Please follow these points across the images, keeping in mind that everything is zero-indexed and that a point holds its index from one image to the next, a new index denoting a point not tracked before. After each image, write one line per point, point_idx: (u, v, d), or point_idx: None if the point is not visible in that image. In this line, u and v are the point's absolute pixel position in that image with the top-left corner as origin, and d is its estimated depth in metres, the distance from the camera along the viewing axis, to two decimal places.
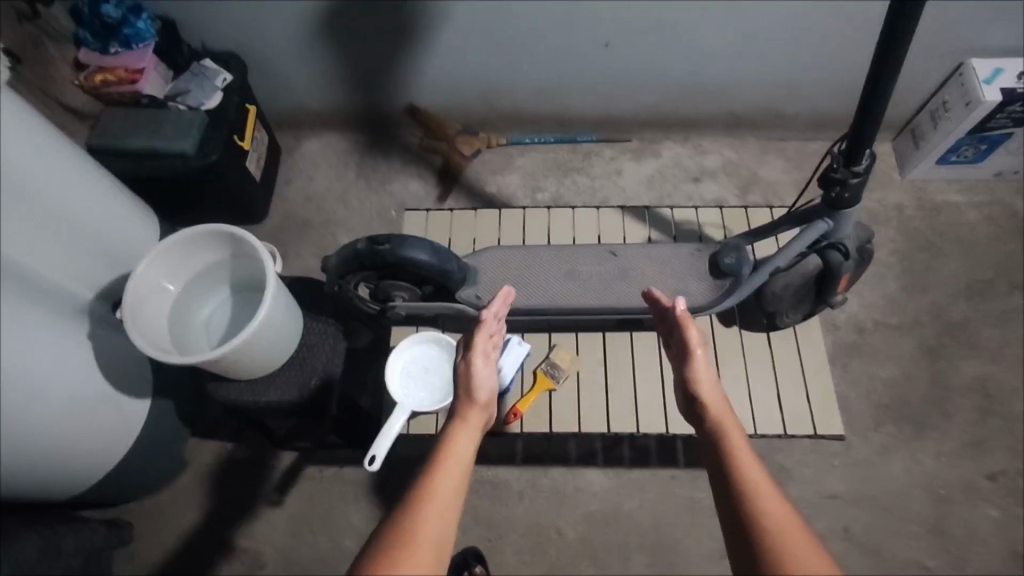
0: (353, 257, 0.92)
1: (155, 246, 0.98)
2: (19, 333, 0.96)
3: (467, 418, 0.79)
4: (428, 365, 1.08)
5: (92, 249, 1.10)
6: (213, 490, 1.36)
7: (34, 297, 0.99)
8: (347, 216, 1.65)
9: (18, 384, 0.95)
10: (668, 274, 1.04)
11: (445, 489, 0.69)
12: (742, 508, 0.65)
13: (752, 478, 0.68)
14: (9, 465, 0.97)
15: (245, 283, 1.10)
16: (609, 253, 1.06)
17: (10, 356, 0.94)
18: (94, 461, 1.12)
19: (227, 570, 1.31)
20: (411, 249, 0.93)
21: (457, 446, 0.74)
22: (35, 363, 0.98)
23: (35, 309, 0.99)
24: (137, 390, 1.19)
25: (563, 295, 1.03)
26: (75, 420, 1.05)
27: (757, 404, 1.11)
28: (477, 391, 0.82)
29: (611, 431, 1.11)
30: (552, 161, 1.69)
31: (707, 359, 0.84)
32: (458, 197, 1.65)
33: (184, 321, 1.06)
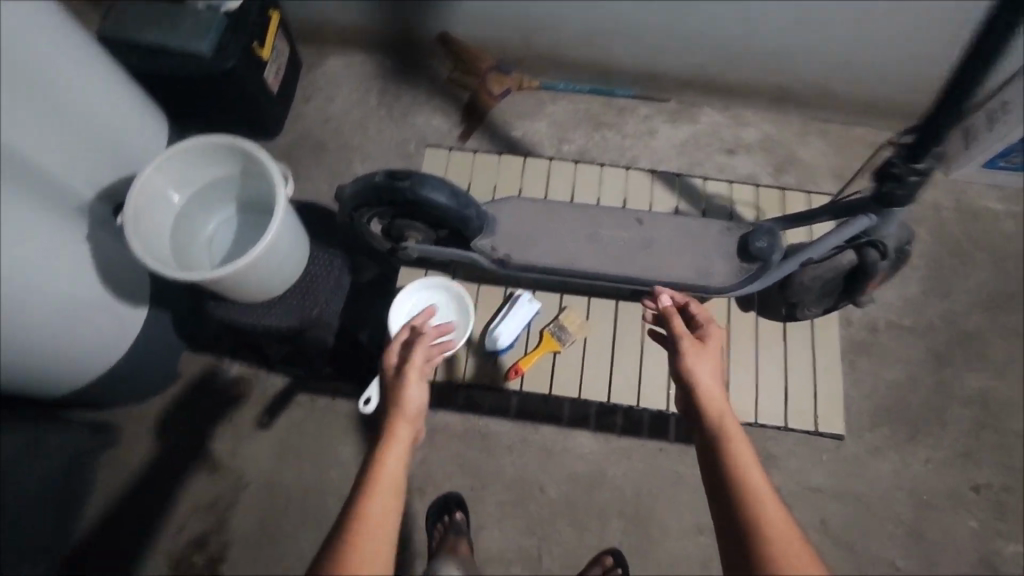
0: (370, 189, 0.87)
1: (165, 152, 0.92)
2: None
3: (394, 440, 0.76)
4: (435, 311, 1.06)
5: (101, 148, 1.07)
6: (204, 404, 1.36)
7: (15, 179, 0.92)
8: (366, 143, 1.60)
9: (18, 284, 0.93)
10: (696, 251, 0.96)
11: (378, 520, 0.68)
12: (741, 506, 0.65)
13: (752, 476, 0.67)
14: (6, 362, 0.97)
15: (254, 203, 1.05)
16: (636, 220, 0.99)
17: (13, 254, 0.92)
18: (84, 365, 1.10)
19: (211, 483, 1.32)
20: (429, 189, 0.87)
21: (388, 472, 0.72)
22: (36, 263, 0.96)
23: (18, 192, 0.93)
24: (134, 297, 1.17)
25: (581, 258, 0.95)
26: (73, 322, 1.04)
27: (762, 394, 1.09)
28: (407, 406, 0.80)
29: (610, 402, 1.10)
30: (584, 113, 1.62)
31: (707, 353, 0.81)
32: (481, 138, 1.60)
33: (189, 234, 1.02)
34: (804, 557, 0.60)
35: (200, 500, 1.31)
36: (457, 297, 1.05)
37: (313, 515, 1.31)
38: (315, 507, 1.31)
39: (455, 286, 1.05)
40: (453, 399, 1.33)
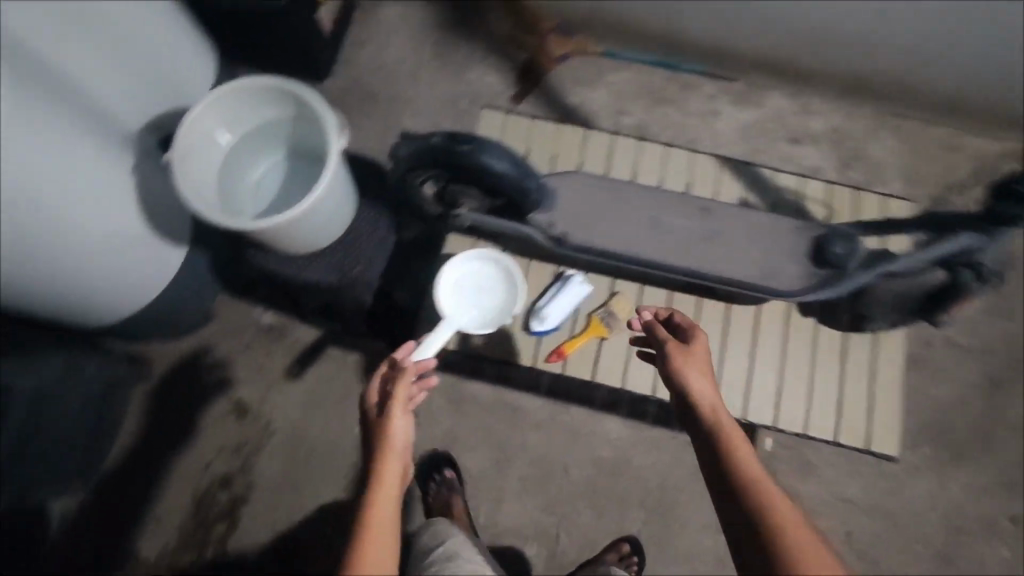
0: (427, 150, 0.82)
1: (218, 89, 0.88)
2: (40, 136, 0.87)
3: (385, 477, 0.78)
4: (482, 285, 1.02)
5: (147, 82, 1.08)
6: (236, 349, 1.36)
7: (63, 104, 0.91)
8: (415, 96, 1.54)
9: (63, 214, 0.92)
10: (763, 249, 0.90)
11: (376, 566, 0.70)
12: (749, 508, 0.65)
13: (761, 481, 0.67)
14: (46, 291, 0.97)
15: (304, 150, 1.01)
16: (703, 209, 0.93)
17: (59, 185, 0.91)
18: (121, 299, 1.10)
19: (237, 426, 1.33)
20: (490, 155, 0.81)
21: (381, 513, 0.75)
22: (81, 195, 0.94)
23: (67, 118, 0.91)
24: (174, 236, 1.15)
25: (640, 245, 0.90)
26: (114, 256, 1.03)
27: (814, 405, 1.10)
28: (393, 441, 0.82)
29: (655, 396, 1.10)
30: (645, 85, 1.54)
31: (698, 366, 0.81)
32: (536, 102, 1.53)
33: (237, 176, 0.98)
34: (820, 551, 0.60)
35: (227, 442, 1.32)
36: (508, 273, 1.02)
37: (336, 469, 1.31)
38: (338, 462, 1.31)
39: (507, 262, 1.01)
40: (484, 370, 1.30)
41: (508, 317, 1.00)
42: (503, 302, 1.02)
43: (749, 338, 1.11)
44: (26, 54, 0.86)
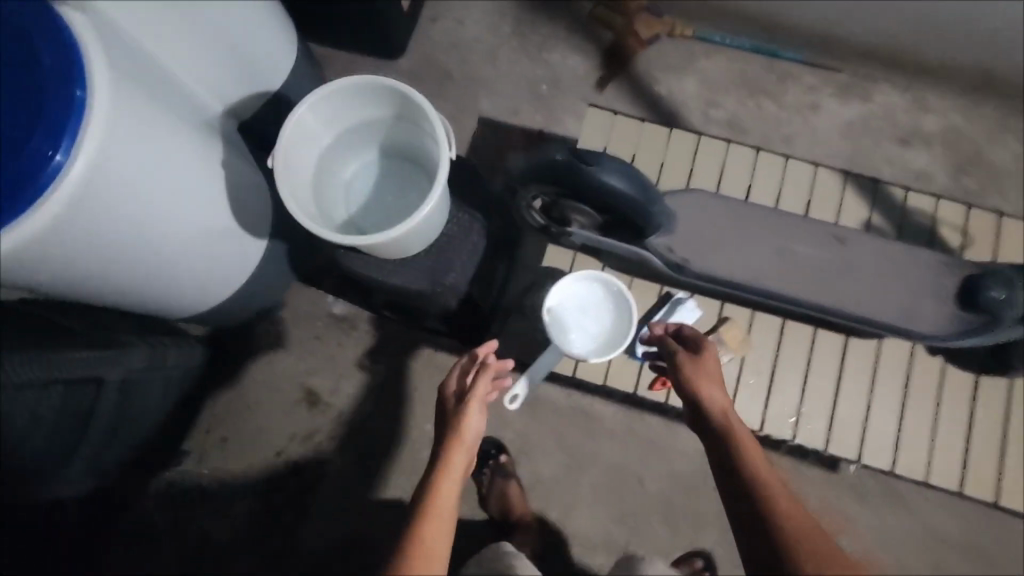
0: (548, 169, 0.76)
1: (325, 88, 0.83)
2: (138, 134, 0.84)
3: (452, 460, 0.89)
4: (586, 306, 1.06)
5: (234, 64, 1.05)
6: (308, 338, 1.35)
7: (160, 100, 0.89)
8: (492, 78, 1.46)
9: (160, 213, 0.90)
10: (892, 284, 0.98)
11: (437, 531, 0.80)
12: (758, 501, 0.72)
13: (767, 478, 0.75)
14: (141, 286, 0.96)
15: (400, 150, 0.97)
16: (837, 239, 1.00)
17: (156, 183, 0.88)
18: (208, 292, 1.09)
19: (307, 416, 1.32)
20: (610, 174, 0.75)
21: (444, 486, 0.86)
22: (176, 193, 0.92)
23: (160, 112, 0.88)
24: (257, 229, 1.12)
25: (779, 276, 0.97)
26: (204, 253, 1.01)
27: (937, 452, 1.15)
28: (465, 432, 0.93)
29: (765, 431, 1.16)
30: (740, 72, 1.43)
31: (711, 376, 0.90)
32: (621, 88, 1.44)
33: (330, 177, 0.95)
34: (817, 532, 0.68)
35: (299, 431, 1.32)
36: (615, 296, 1.05)
37: (406, 465, 1.30)
38: (408, 458, 1.30)
39: (619, 286, 1.04)
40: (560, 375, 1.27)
41: (615, 343, 1.04)
42: (608, 325, 1.06)
43: (862, 381, 1.17)
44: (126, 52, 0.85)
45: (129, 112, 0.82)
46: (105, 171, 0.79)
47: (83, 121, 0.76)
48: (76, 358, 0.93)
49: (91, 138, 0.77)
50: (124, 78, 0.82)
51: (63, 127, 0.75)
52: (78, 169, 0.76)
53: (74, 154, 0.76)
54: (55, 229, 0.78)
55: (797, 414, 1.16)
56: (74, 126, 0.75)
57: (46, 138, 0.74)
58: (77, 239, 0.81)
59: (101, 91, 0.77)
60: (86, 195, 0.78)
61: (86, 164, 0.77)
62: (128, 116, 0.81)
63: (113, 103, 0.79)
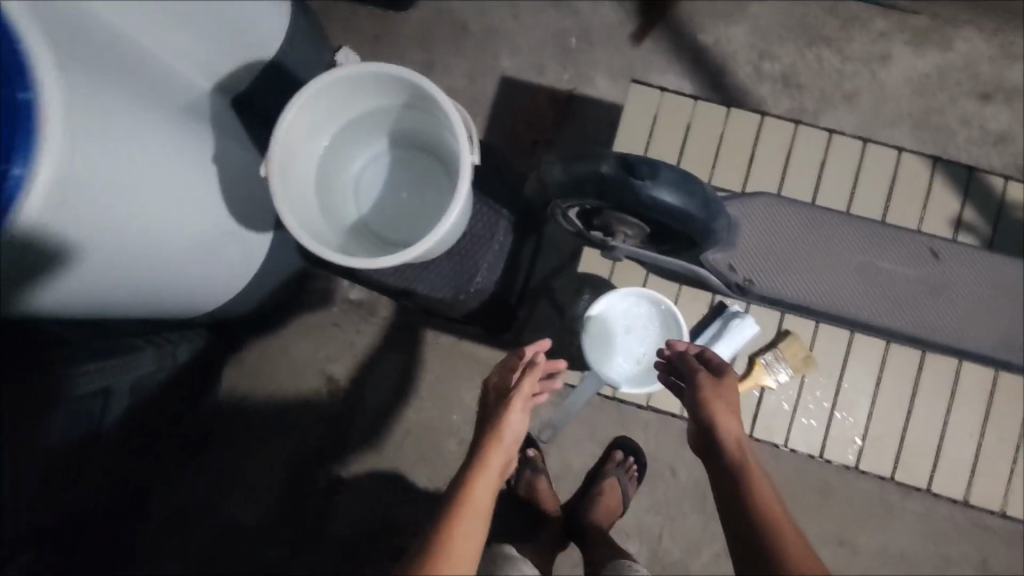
0: (595, 181, 0.65)
1: (318, 78, 0.71)
2: (110, 136, 0.71)
3: (490, 462, 0.77)
4: (631, 324, 1.03)
5: (217, 37, 0.91)
6: (323, 324, 1.27)
7: (126, 87, 0.76)
8: (514, 30, 1.29)
9: (145, 225, 0.78)
10: (984, 310, 1.01)
11: (462, 550, 0.68)
12: (782, 561, 0.61)
13: (794, 544, 0.63)
14: (127, 305, 0.84)
15: (413, 140, 0.85)
16: (931, 254, 1.03)
17: (137, 191, 0.75)
18: (201, 299, 0.97)
19: (325, 406, 1.27)
20: (660, 189, 0.64)
21: (477, 494, 0.74)
22: (160, 199, 0.79)
23: (128, 102, 0.75)
24: (256, 222, 1.02)
25: (870, 299, 1.01)
26: (196, 261, 0.89)
27: (1011, 473, 1.08)
28: (506, 430, 0.79)
29: (824, 458, 1.08)
30: (797, 18, 1.25)
31: (731, 405, 0.77)
32: (659, 40, 1.27)
33: (336, 176, 0.84)
34: None
35: (318, 420, 1.27)
36: (665, 315, 1.01)
37: (428, 456, 1.25)
38: (430, 448, 1.25)
39: (668, 306, 1.00)
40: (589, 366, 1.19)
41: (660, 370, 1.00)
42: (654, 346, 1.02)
43: (938, 403, 1.07)
44: (72, 31, 0.70)
45: (87, 105, 0.68)
46: (74, 184, 0.66)
47: (36, 123, 0.61)
48: (77, 376, 0.87)
49: (49, 143, 0.62)
50: (73, 64, 0.67)
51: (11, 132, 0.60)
52: (41, 182, 0.62)
53: (31, 163, 0.61)
54: (26, 252, 0.65)
55: (863, 435, 1.08)
56: (24, 131, 0.61)
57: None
58: (50, 262, 0.68)
59: (52, 83, 0.63)
60: (56, 212, 0.65)
61: (49, 175, 0.63)
62: (89, 112, 0.68)
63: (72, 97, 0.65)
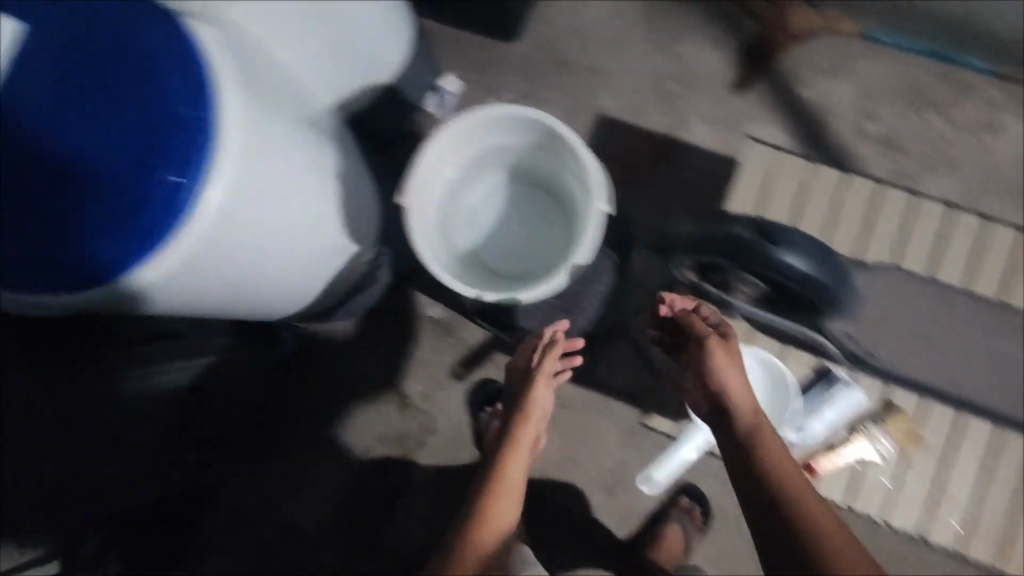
0: (729, 245, 0.66)
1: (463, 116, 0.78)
2: (276, 156, 0.75)
3: (521, 434, 0.98)
4: None
5: (350, 61, 0.95)
6: (399, 340, 1.29)
7: (287, 110, 0.80)
8: (616, 69, 1.31)
9: (286, 238, 0.81)
10: None
11: (508, 488, 0.95)
12: (788, 504, 0.73)
13: (799, 488, 0.74)
14: (250, 306, 0.88)
15: (530, 176, 0.89)
16: None
17: (286, 207, 0.79)
18: (303, 302, 1.01)
19: (395, 420, 1.28)
20: (789, 256, 0.66)
21: (510, 475, 0.96)
22: (301, 214, 0.83)
23: (290, 125, 0.79)
24: (361, 238, 1.04)
25: (971, 373, 1.11)
26: (311, 270, 0.92)
27: None
28: (531, 409, 0.98)
29: (915, 530, 1.11)
30: (905, 80, 1.25)
31: (734, 364, 0.88)
32: (762, 91, 1.28)
33: (454, 204, 0.88)
34: (841, 529, 0.70)
35: (388, 434, 1.28)
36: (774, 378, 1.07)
37: None
38: None
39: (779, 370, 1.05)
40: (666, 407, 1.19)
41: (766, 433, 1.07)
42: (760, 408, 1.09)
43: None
44: (247, 52, 0.74)
45: (259, 124, 0.71)
46: (241, 201, 0.70)
47: (213, 141, 0.65)
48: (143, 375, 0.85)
49: (222, 162, 0.66)
50: (250, 84, 0.71)
51: (192, 150, 0.64)
52: (214, 198, 0.66)
53: (208, 180, 0.65)
54: (191, 262, 0.68)
55: (948, 500, 1.11)
56: (203, 153, 0.65)
57: (174, 164, 0.64)
58: (204, 271, 0.71)
59: (235, 107, 0.67)
60: (221, 224, 0.68)
61: (219, 193, 0.66)
62: (261, 132, 0.71)
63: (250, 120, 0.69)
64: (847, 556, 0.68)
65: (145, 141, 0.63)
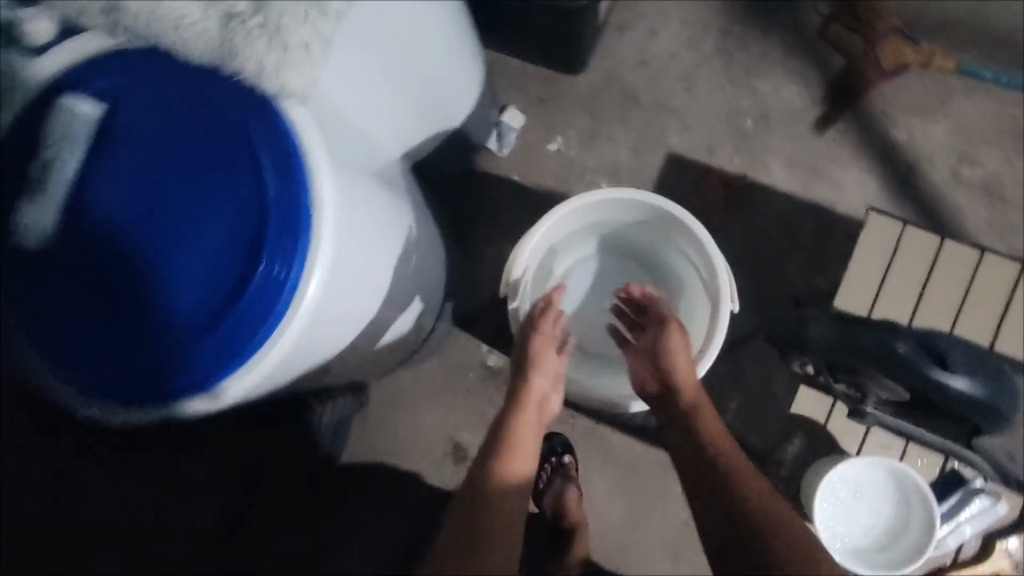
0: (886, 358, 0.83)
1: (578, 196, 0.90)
2: (381, 238, 0.74)
3: (527, 409, 0.85)
4: (860, 490, 0.98)
5: (432, 118, 0.92)
6: (455, 390, 1.23)
7: (383, 187, 0.78)
8: (688, 105, 1.23)
9: (378, 313, 0.79)
10: None
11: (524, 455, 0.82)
12: (740, 491, 0.74)
13: (748, 477, 0.76)
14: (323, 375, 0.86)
15: (624, 246, 1.03)
16: None
17: (383, 282, 0.77)
18: (372, 361, 0.99)
19: (449, 476, 1.22)
20: (955, 378, 0.83)
21: (524, 442, 0.83)
22: (393, 286, 0.81)
23: (394, 206, 0.80)
24: (427, 300, 0.99)
25: None
26: (388, 336, 0.91)
27: None
28: (540, 377, 0.86)
29: None
30: (1006, 120, 1.16)
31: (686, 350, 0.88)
32: (848, 130, 1.19)
33: (554, 269, 1.01)
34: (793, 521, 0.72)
35: (440, 490, 1.22)
36: (910, 491, 0.94)
37: None
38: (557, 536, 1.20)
39: (914, 480, 0.93)
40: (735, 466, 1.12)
41: (901, 552, 0.94)
42: (890, 521, 0.96)
43: None
44: (354, 138, 0.72)
45: (356, 205, 0.68)
46: (341, 289, 0.67)
47: (310, 234, 0.63)
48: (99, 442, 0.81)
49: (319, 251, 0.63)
50: (349, 168, 0.69)
51: (291, 245, 0.62)
52: (312, 291, 0.63)
53: (303, 274, 0.62)
54: (295, 357, 0.66)
55: None
56: (301, 245, 0.62)
57: (273, 258, 0.62)
58: (303, 359, 0.69)
59: (329, 199, 0.64)
60: (320, 317, 0.66)
61: (319, 284, 0.63)
62: (357, 214, 0.69)
63: (346, 205, 0.66)
64: (778, 517, 0.72)
65: (247, 241, 0.62)
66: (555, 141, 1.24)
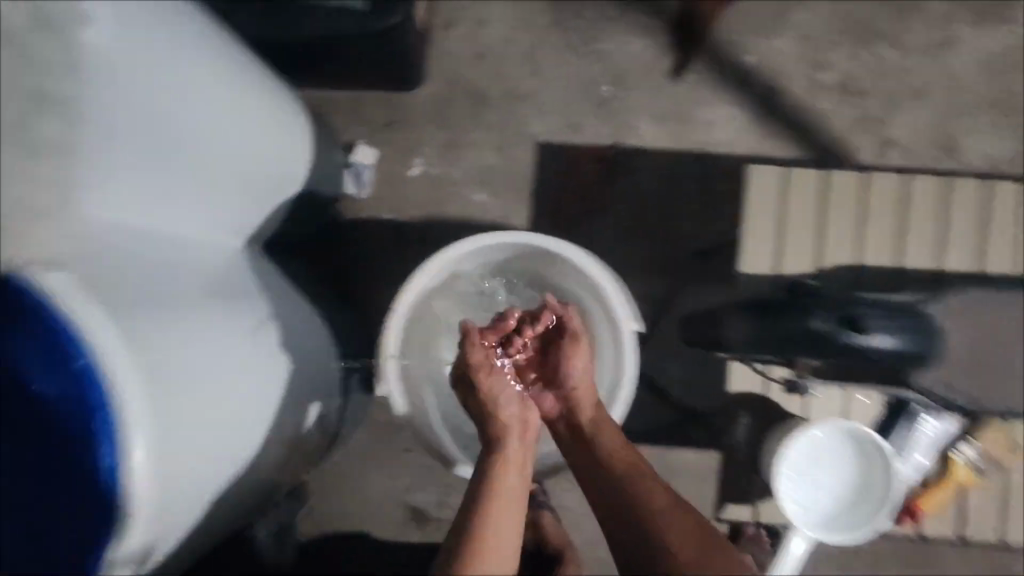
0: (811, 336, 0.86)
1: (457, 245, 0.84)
2: (227, 371, 0.62)
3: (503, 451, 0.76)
4: (817, 458, 0.96)
5: (263, 187, 0.79)
6: (394, 455, 1.12)
7: (214, 302, 0.65)
8: (539, 86, 1.16)
9: (250, 438, 0.68)
10: None
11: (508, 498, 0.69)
12: (685, 530, 0.67)
13: (691, 518, 0.69)
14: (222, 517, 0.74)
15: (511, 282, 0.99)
16: None
17: (242, 412, 0.65)
18: (285, 469, 0.88)
19: (414, 544, 1.12)
20: (883, 340, 0.84)
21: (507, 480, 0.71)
22: (265, 403, 0.70)
23: (238, 320, 0.68)
24: (324, 386, 0.88)
25: None
26: (287, 445, 0.80)
27: None
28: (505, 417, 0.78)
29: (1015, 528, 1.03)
30: (846, 17, 1.15)
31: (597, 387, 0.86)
32: (702, 69, 1.15)
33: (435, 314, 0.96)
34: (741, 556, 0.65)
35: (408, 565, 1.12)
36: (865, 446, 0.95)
37: None
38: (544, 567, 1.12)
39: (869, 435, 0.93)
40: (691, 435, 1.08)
41: (862, 506, 0.94)
42: (849, 479, 0.96)
43: None
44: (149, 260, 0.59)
45: (171, 343, 0.55)
46: (181, 448, 0.55)
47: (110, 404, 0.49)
48: None
49: (130, 419, 0.49)
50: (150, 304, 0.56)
51: (92, 424, 0.49)
52: (139, 467, 0.50)
53: (120, 450, 0.49)
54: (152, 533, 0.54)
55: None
56: (105, 421, 0.49)
57: (77, 442, 0.49)
58: (165, 525, 0.57)
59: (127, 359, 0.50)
60: (162, 486, 0.53)
61: (145, 455, 0.50)
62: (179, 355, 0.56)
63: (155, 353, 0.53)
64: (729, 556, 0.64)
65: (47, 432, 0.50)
66: (416, 164, 1.14)
